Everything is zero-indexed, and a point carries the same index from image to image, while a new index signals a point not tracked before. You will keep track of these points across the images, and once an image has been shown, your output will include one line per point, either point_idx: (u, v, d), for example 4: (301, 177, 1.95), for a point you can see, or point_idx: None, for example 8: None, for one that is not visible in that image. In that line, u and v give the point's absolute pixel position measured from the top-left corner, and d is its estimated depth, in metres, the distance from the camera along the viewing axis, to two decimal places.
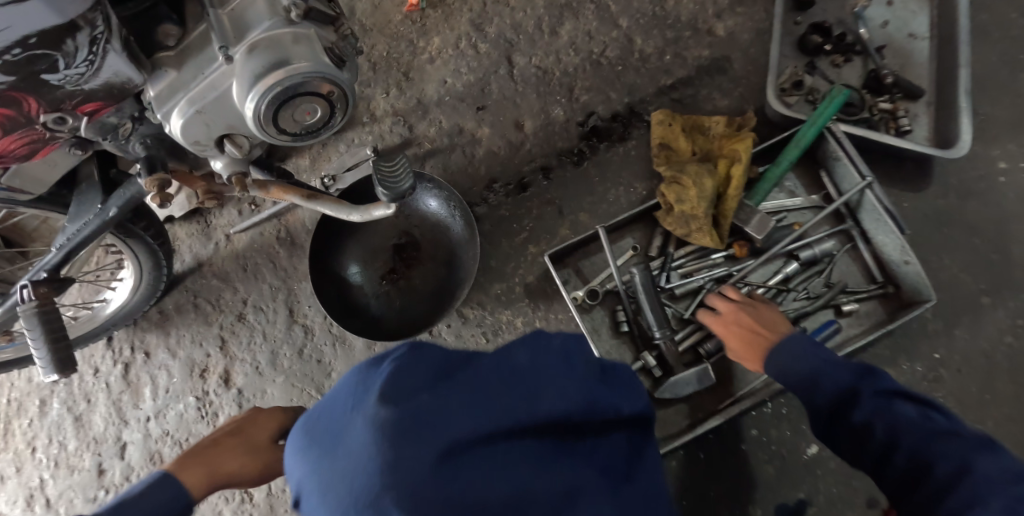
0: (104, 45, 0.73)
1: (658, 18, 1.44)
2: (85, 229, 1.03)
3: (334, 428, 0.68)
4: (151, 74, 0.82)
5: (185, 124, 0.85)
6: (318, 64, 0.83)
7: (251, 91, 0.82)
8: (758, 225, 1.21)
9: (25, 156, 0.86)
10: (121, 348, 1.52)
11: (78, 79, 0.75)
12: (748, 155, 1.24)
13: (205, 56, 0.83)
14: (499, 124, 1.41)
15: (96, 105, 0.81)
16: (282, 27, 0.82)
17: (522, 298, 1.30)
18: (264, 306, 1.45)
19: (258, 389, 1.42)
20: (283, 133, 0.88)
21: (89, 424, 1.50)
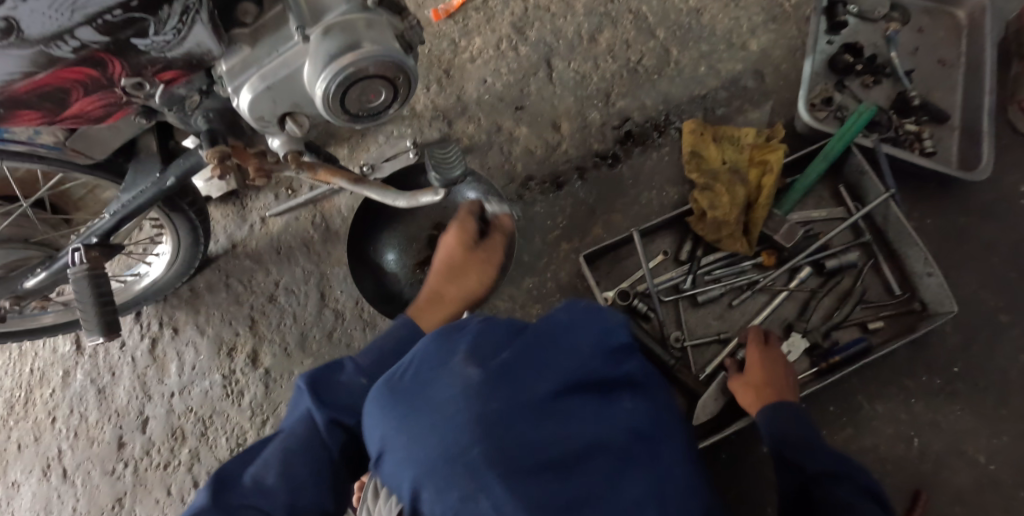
0: (194, 16, 0.77)
1: (693, 32, 1.51)
2: (140, 196, 1.05)
3: (420, 384, 0.74)
4: (228, 49, 0.88)
5: (255, 99, 0.91)
6: (389, 50, 0.89)
7: (324, 70, 0.88)
8: (786, 233, 1.24)
9: (98, 120, 0.89)
10: (149, 323, 1.54)
11: (163, 47, 0.79)
12: (780, 166, 1.26)
13: (280, 35, 0.89)
14: (537, 124, 1.45)
15: (173, 74, 0.84)
16: (357, 12, 0.88)
17: (553, 293, 1.32)
18: (296, 289, 1.48)
19: (284, 371, 1.44)
20: (346, 112, 0.94)
21: (112, 397, 1.51)
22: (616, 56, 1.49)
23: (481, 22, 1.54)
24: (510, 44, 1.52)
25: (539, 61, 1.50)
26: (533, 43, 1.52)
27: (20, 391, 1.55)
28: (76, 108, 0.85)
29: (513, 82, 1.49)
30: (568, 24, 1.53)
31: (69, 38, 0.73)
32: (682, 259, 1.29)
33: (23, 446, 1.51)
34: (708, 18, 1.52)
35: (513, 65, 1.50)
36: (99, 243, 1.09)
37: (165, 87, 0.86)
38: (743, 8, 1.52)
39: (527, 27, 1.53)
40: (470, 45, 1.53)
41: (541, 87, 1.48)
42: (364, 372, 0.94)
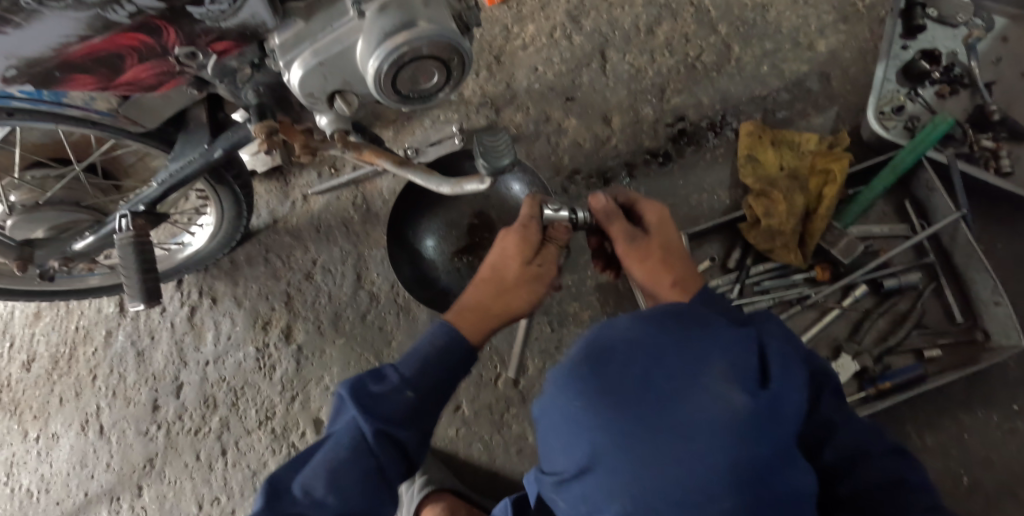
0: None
1: (758, 29, 1.44)
2: (187, 167, 1.06)
3: (652, 392, 0.66)
4: (281, 22, 0.86)
5: (306, 74, 0.90)
6: (444, 29, 0.87)
7: (377, 48, 0.85)
8: (845, 247, 1.16)
9: (150, 88, 0.88)
10: (189, 291, 1.56)
11: (217, 16, 0.77)
12: (844, 175, 1.18)
13: (335, 9, 0.87)
14: (587, 116, 1.41)
15: (226, 46, 0.84)
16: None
17: (593, 292, 1.28)
18: (333, 269, 1.47)
19: (316, 349, 1.44)
20: (396, 93, 0.92)
21: (150, 361, 1.54)
22: (674, 51, 1.44)
23: (535, 8, 1.52)
24: (564, 33, 1.49)
25: (593, 51, 1.47)
26: (588, 33, 1.48)
27: (64, 347, 1.58)
28: (130, 75, 0.83)
29: (565, 72, 1.45)
30: (625, 14, 1.48)
31: (119, 7, 0.71)
32: (730, 267, 1.23)
33: (64, 401, 1.54)
34: (775, 14, 1.45)
35: (565, 55, 1.47)
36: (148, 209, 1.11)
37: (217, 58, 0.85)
38: (812, 5, 1.45)
39: (582, 16, 1.50)
40: (523, 32, 1.50)
41: (593, 78, 1.44)
42: (410, 382, 0.89)
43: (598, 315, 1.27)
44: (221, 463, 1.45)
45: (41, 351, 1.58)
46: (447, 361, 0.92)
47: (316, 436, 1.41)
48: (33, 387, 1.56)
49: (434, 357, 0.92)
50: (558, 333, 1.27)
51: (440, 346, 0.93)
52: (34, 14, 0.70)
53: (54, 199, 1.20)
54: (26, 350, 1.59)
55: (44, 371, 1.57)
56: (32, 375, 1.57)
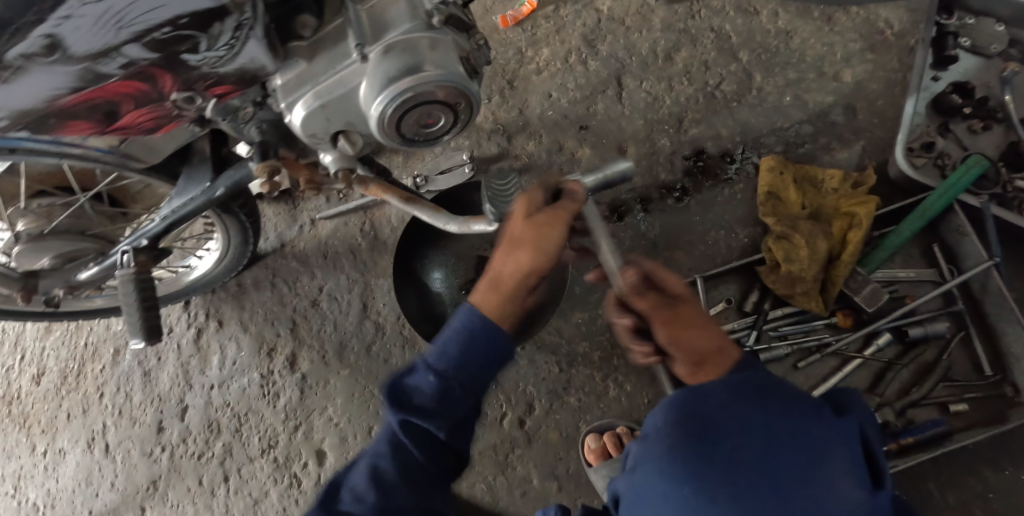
0: (248, 32, 0.73)
1: (781, 57, 1.39)
2: (190, 205, 1.03)
3: (791, 463, 0.66)
4: (283, 64, 0.84)
5: (308, 116, 0.87)
6: (452, 74, 0.83)
7: (381, 93, 0.82)
8: (868, 295, 1.12)
9: (150, 131, 0.85)
10: (196, 313, 1.54)
11: (216, 62, 0.75)
12: (870, 221, 1.14)
13: (338, 50, 0.85)
14: (601, 146, 1.37)
15: (226, 89, 0.80)
16: (421, 30, 0.83)
17: (603, 332, 1.25)
18: (338, 297, 1.45)
19: (321, 379, 1.42)
20: (402, 136, 0.89)
21: (156, 382, 1.52)
22: (693, 78, 1.40)
23: (550, 32, 1.50)
24: (580, 57, 1.46)
25: (609, 77, 1.43)
26: (604, 58, 1.45)
27: (73, 363, 1.57)
28: (128, 120, 0.80)
29: (580, 99, 1.42)
30: (643, 39, 1.45)
31: (113, 57, 0.69)
32: (747, 310, 1.19)
33: (71, 417, 1.54)
34: (798, 41, 1.40)
35: (581, 81, 1.44)
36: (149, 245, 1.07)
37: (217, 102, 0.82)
38: (838, 33, 1.40)
39: (598, 40, 1.47)
40: (537, 55, 1.48)
41: (608, 106, 1.40)
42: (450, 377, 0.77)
43: (608, 356, 1.24)
44: (223, 490, 1.42)
45: (51, 366, 1.58)
46: (484, 353, 0.78)
47: (318, 467, 1.38)
48: (41, 400, 1.56)
49: (474, 353, 0.78)
50: (567, 374, 1.24)
51: (480, 341, 0.78)
52: (21, 69, 0.67)
53: (59, 228, 1.17)
54: (37, 364, 1.59)
55: (53, 386, 1.57)
56: (42, 388, 1.57)
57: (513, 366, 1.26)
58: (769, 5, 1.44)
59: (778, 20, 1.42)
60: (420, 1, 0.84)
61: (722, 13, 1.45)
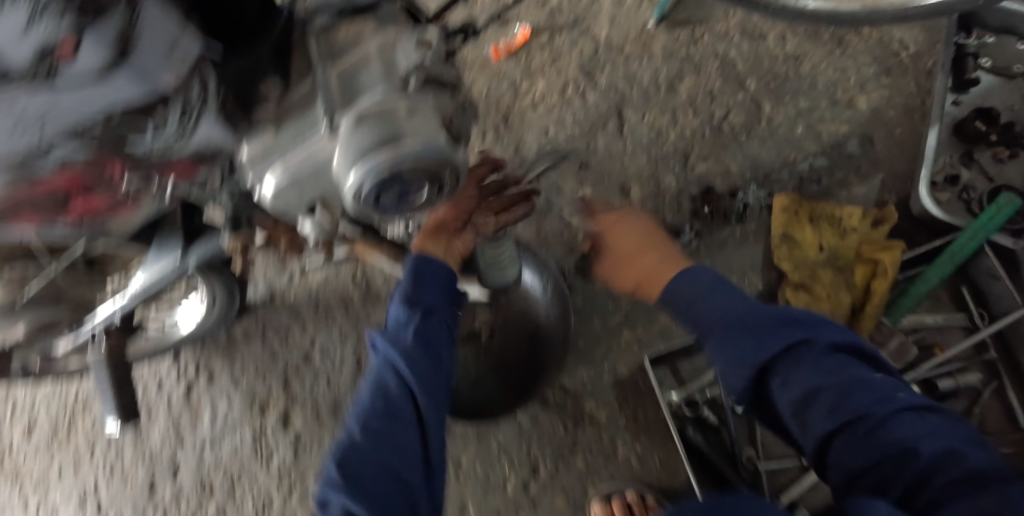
0: (199, 111, 0.65)
1: (790, 84, 1.31)
2: (160, 278, 0.99)
3: (810, 403, 0.74)
4: (248, 133, 0.79)
5: (279, 190, 0.80)
6: (432, 143, 0.76)
7: (353, 167, 0.75)
8: (895, 350, 1.06)
9: (106, 214, 0.80)
10: (186, 367, 1.46)
11: (167, 148, 0.68)
12: (897, 269, 1.08)
13: (306, 119, 0.78)
14: (603, 185, 1.30)
15: (182, 168, 0.74)
16: (396, 95, 0.76)
17: (609, 390, 1.19)
18: (331, 351, 1.39)
19: (316, 437, 1.35)
20: (380, 209, 0.81)
21: (147, 438, 1.44)
22: (698, 110, 1.32)
23: (545, 62, 1.42)
24: (577, 90, 1.39)
25: (609, 110, 1.36)
26: (603, 90, 1.38)
27: (63, 416, 1.49)
28: (79, 208, 0.75)
29: (579, 135, 1.35)
30: (643, 68, 1.37)
31: (42, 155, 0.60)
32: None
33: (62, 474, 1.45)
34: (809, 66, 1.32)
35: (579, 115, 1.37)
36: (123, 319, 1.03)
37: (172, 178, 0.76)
38: (850, 56, 1.32)
39: (597, 71, 1.39)
40: (532, 88, 1.41)
41: (609, 142, 1.33)
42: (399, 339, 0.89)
43: (616, 416, 1.18)
44: None
45: (42, 419, 1.49)
46: (411, 318, 0.90)
47: None
48: (32, 456, 1.48)
49: (406, 313, 0.90)
50: (573, 435, 1.18)
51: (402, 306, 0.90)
52: None
53: (32, 297, 1.09)
54: (26, 414, 1.50)
55: (43, 441, 1.48)
56: (32, 444, 1.48)
57: (516, 426, 1.20)
58: (776, 28, 1.36)
59: (787, 44, 1.34)
60: (395, 62, 0.77)
61: (726, 38, 1.37)
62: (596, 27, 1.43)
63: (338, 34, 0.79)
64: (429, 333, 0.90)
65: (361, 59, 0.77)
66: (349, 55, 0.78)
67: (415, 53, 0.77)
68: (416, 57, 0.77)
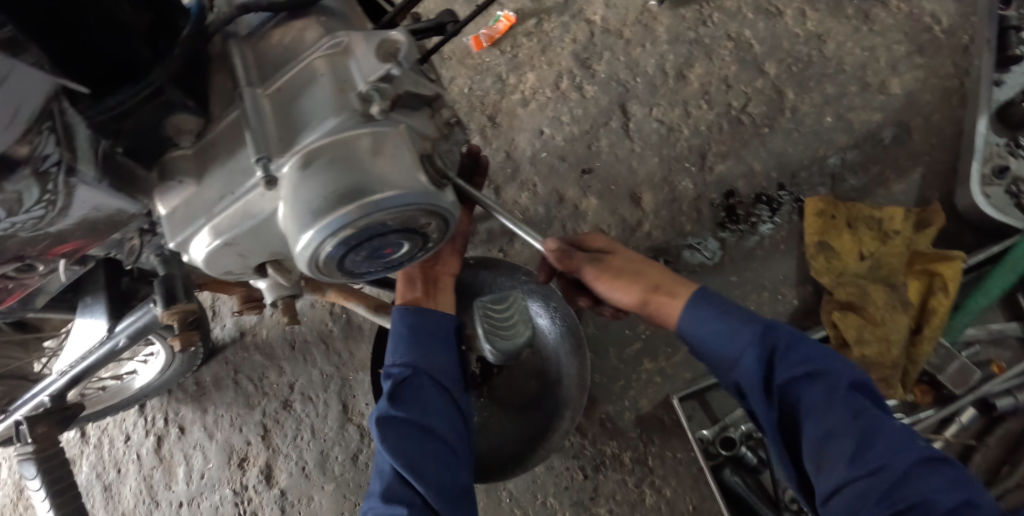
0: (69, 178, 0.53)
1: (814, 67, 1.17)
2: (88, 357, 0.86)
3: (828, 437, 0.63)
4: (162, 186, 0.62)
5: (210, 255, 0.64)
6: (409, 191, 0.59)
7: (307, 228, 0.59)
8: (954, 375, 0.97)
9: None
10: (153, 417, 1.30)
11: (37, 224, 0.55)
12: (958, 285, 0.97)
13: (238, 162, 0.61)
14: (610, 193, 1.15)
15: (74, 245, 0.62)
16: (356, 127, 0.59)
17: (632, 428, 1.06)
18: (313, 396, 1.23)
19: (303, 495, 1.20)
20: (350, 273, 0.66)
21: (117, 497, 1.28)
22: (712, 101, 1.17)
23: (534, 52, 1.25)
24: (573, 82, 1.22)
25: (611, 105, 1.19)
26: (603, 82, 1.21)
27: None
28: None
29: (578, 135, 1.19)
30: (647, 55, 1.21)
31: None
32: None
33: None
34: (833, 46, 1.17)
35: (577, 112, 1.20)
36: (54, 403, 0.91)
37: (67, 261, 0.64)
38: (878, 33, 1.17)
39: (594, 59, 1.23)
40: (521, 83, 1.24)
41: (614, 142, 1.17)
42: (393, 431, 0.75)
43: (641, 458, 1.05)
44: None
45: (5, 476, 1.35)
46: (408, 407, 0.77)
47: None
48: None
49: (404, 401, 0.77)
50: (594, 481, 1.06)
51: (396, 393, 0.77)
52: None
53: None
54: None
55: (8, 500, 1.34)
56: None
57: (528, 476, 1.08)
58: (794, 2, 1.20)
59: (807, 21, 1.19)
60: (350, 78, 0.59)
61: (738, 16, 1.21)
62: (590, 8, 1.25)
63: (273, 39, 0.62)
64: (417, 399, 0.78)
65: (305, 78, 0.59)
66: (287, 73, 0.60)
67: (377, 65, 0.58)
68: (379, 72, 0.58)
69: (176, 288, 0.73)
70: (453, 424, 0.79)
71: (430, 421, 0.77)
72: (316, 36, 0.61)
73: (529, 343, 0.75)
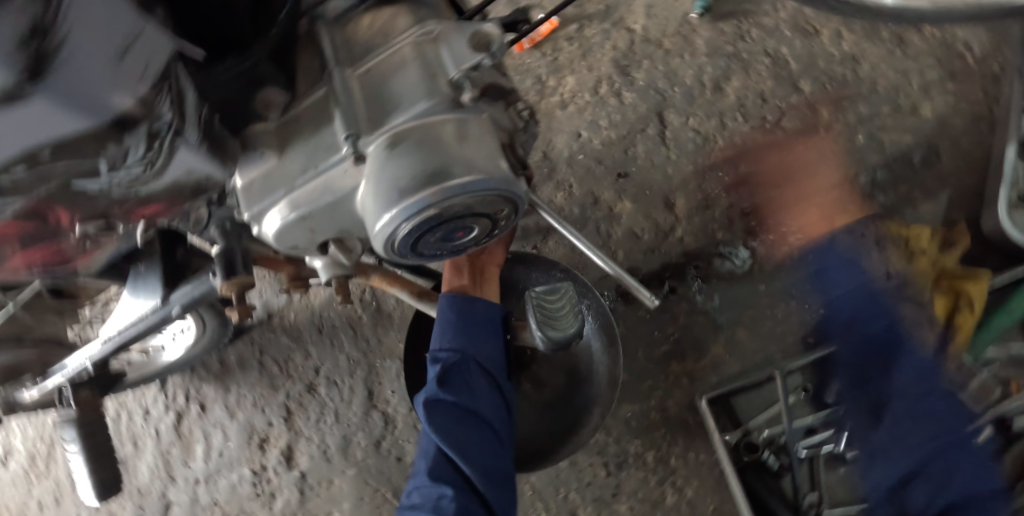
0: (175, 140, 0.54)
1: (848, 87, 1.20)
2: (138, 325, 0.88)
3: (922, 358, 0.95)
4: (244, 157, 0.64)
5: (284, 228, 0.66)
6: (488, 177, 0.62)
7: (391, 206, 0.61)
8: (976, 390, 1.01)
9: (56, 263, 0.70)
10: (174, 394, 1.31)
11: (133, 182, 0.56)
12: (983, 301, 1.02)
13: (321, 139, 0.63)
14: (645, 198, 1.18)
15: (155, 208, 0.64)
16: (443, 112, 0.61)
17: (656, 427, 1.09)
18: (339, 381, 1.25)
19: (323, 478, 1.21)
20: (420, 253, 0.68)
21: (133, 471, 1.29)
22: (748, 114, 1.20)
23: (574, 56, 1.28)
24: (612, 88, 1.25)
25: (649, 113, 1.22)
26: (641, 89, 1.24)
27: (42, 444, 1.34)
28: (21, 257, 0.65)
29: (615, 140, 1.22)
30: (686, 66, 1.24)
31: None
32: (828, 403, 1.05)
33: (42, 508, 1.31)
34: (867, 68, 1.21)
35: (615, 117, 1.23)
36: (97, 371, 0.92)
37: (146, 223, 0.66)
38: (912, 58, 1.21)
39: (634, 67, 1.26)
40: (560, 85, 1.27)
41: (650, 148, 1.20)
42: (441, 414, 0.77)
43: (664, 457, 1.07)
44: None
45: (18, 446, 1.35)
46: (457, 391, 0.79)
47: None
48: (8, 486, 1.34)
49: (452, 384, 0.79)
50: (616, 478, 1.08)
51: (444, 377, 0.79)
52: None
53: None
54: None
55: (20, 469, 1.34)
56: (8, 472, 1.34)
57: (551, 470, 1.10)
58: (832, 23, 1.24)
59: (843, 42, 1.23)
60: (439, 66, 0.61)
61: (776, 33, 1.24)
62: (631, 17, 1.28)
63: (363, 23, 0.64)
64: (464, 383, 0.79)
65: (395, 63, 0.62)
66: (379, 58, 0.62)
67: (469, 55, 0.60)
68: (471, 61, 0.60)
69: (237, 260, 0.75)
70: (497, 409, 0.81)
71: (476, 404, 0.79)
72: (407, 24, 0.63)
73: (579, 334, 0.77)
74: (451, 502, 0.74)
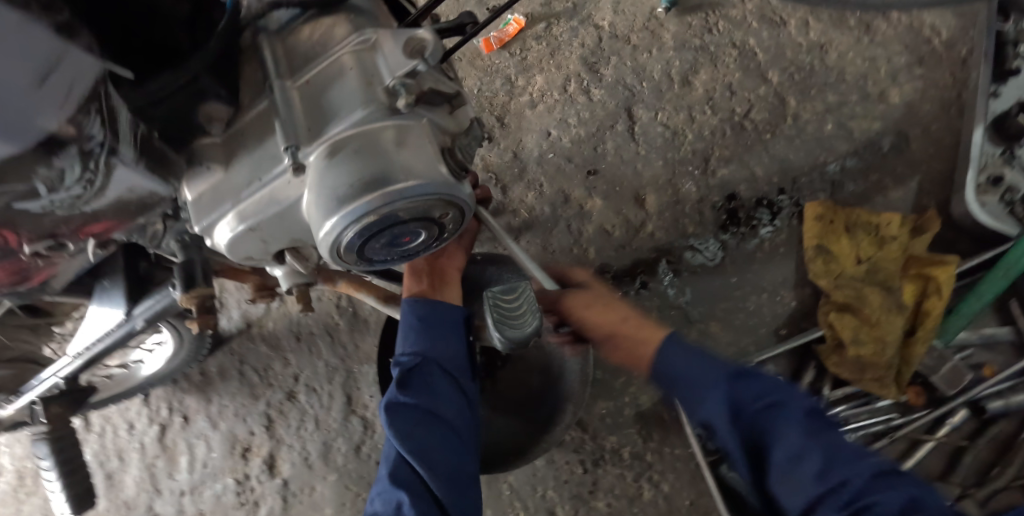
0: (110, 158, 0.55)
1: (816, 76, 1.19)
2: (106, 339, 0.88)
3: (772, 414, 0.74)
4: (191, 171, 0.64)
5: (235, 239, 0.66)
6: (428, 183, 0.62)
7: (332, 214, 0.61)
8: (948, 377, 1.00)
9: (15, 285, 0.70)
10: (157, 407, 1.32)
11: (73, 204, 0.57)
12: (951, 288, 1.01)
13: (264, 150, 0.63)
14: (615, 195, 1.18)
15: (104, 226, 0.64)
16: (381, 118, 0.61)
17: (632, 423, 1.09)
18: (318, 388, 1.25)
19: (306, 485, 1.22)
20: (368, 259, 0.68)
21: (120, 485, 1.29)
22: (716, 106, 1.20)
23: (542, 55, 1.28)
24: (580, 86, 1.25)
25: (617, 109, 1.22)
26: (609, 85, 1.24)
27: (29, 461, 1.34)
28: None
29: (584, 138, 1.21)
30: (654, 60, 1.24)
31: None
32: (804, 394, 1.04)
33: None
34: (835, 56, 1.20)
35: (583, 114, 1.23)
36: (68, 385, 0.93)
37: (96, 240, 0.66)
38: (880, 44, 1.20)
39: (602, 64, 1.25)
40: (529, 85, 1.27)
41: (620, 144, 1.20)
42: (402, 418, 0.77)
43: (640, 453, 1.07)
44: None
45: (6, 464, 1.36)
46: (418, 395, 0.79)
47: None
48: None
49: (414, 387, 0.79)
50: (593, 475, 1.08)
51: (406, 381, 0.79)
52: None
53: None
54: None
55: (9, 487, 1.35)
56: None
57: (529, 469, 1.10)
58: (798, 13, 1.23)
59: (809, 31, 1.22)
60: (377, 73, 0.62)
61: (743, 25, 1.24)
62: (598, 14, 1.28)
63: (303, 34, 0.64)
64: (426, 386, 0.80)
65: (334, 72, 0.62)
66: (317, 66, 0.62)
67: (404, 61, 0.61)
68: (406, 67, 0.61)
69: (196, 272, 0.75)
70: (460, 411, 0.81)
71: (437, 406, 0.79)
72: (345, 32, 0.63)
73: (538, 332, 0.77)
74: (410, 507, 0.73)
